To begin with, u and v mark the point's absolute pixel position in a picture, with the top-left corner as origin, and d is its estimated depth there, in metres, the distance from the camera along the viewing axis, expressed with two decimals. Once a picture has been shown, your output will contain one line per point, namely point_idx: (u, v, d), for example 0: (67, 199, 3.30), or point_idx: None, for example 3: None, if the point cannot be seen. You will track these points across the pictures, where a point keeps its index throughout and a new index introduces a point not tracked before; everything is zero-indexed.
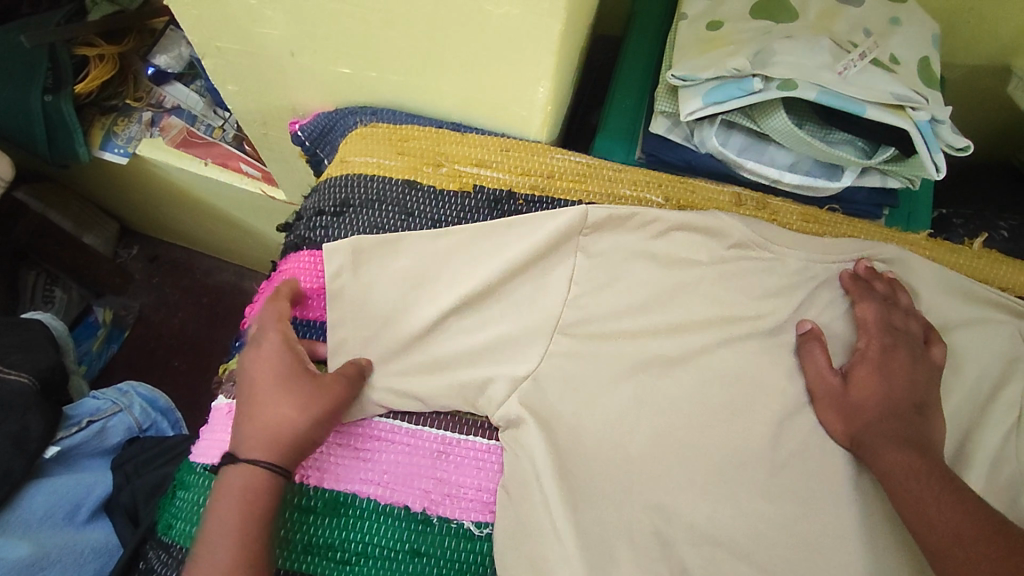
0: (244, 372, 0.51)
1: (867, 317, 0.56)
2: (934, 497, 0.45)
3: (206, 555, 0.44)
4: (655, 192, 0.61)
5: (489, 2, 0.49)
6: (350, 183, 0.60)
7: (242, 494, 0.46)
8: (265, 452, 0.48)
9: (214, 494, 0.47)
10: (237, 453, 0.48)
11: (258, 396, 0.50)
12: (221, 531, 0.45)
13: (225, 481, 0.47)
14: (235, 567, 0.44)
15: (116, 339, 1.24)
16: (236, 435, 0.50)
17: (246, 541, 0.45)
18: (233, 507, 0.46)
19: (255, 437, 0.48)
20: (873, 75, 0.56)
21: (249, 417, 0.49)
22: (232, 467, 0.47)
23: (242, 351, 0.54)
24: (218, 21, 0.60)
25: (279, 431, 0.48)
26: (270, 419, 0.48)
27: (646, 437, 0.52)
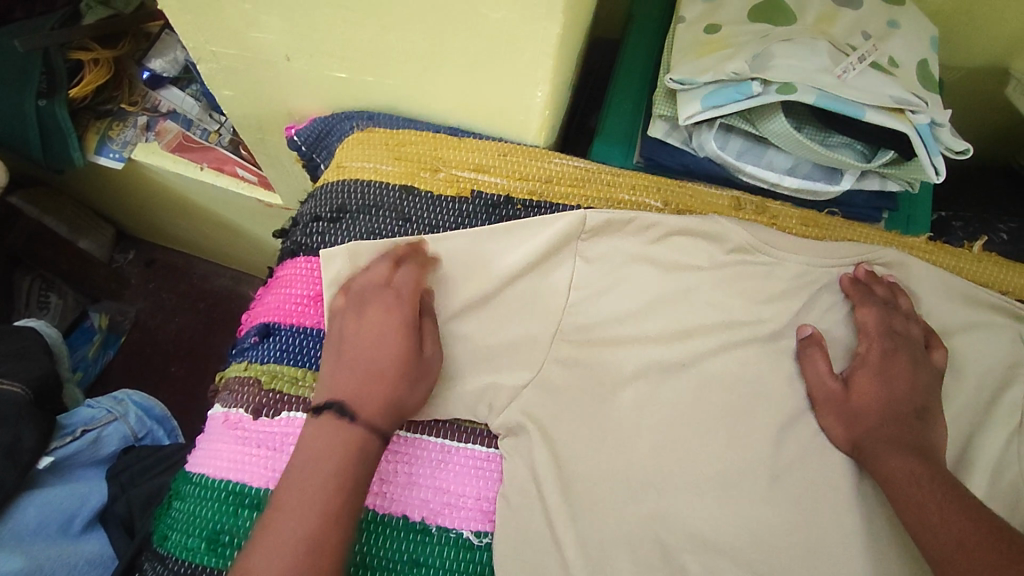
0: (374, 330, 0.50)
1: (867, 321, 0.55)
2: (935, 503, 0.44)
3: (292, 496, 0.43)
4: (653, 196, 0.61)
5: (487, 6, 0.49)
6: (346, 189, 0.60)
7: (343, 447, 0.45)
8: (378, 419, 0.47)
9: (332, 438, 0.45)
10: (352, 412, 0.46)
11: (382, 359, 0.49)
12: (319, 475, 0.44)
13: (335, 431, 0.46)
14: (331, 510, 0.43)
15: (111, 345, 1.23)
16: (347, 386, 0.48)
17: (338, 490, 0.44)
18: (333, 457, 0.45)
19: (371, 399, 0.47)
20: (873, 78, 0.56)
21: (373, 377, 0.48)
22: (342, 421, 0.46)
23: (369, 301, 0.51)
24: (213, 25, 0.60)
25: (393, 400, 0.48)
26: (389, 388, 0.48)
27: (646, 444, 0.52)
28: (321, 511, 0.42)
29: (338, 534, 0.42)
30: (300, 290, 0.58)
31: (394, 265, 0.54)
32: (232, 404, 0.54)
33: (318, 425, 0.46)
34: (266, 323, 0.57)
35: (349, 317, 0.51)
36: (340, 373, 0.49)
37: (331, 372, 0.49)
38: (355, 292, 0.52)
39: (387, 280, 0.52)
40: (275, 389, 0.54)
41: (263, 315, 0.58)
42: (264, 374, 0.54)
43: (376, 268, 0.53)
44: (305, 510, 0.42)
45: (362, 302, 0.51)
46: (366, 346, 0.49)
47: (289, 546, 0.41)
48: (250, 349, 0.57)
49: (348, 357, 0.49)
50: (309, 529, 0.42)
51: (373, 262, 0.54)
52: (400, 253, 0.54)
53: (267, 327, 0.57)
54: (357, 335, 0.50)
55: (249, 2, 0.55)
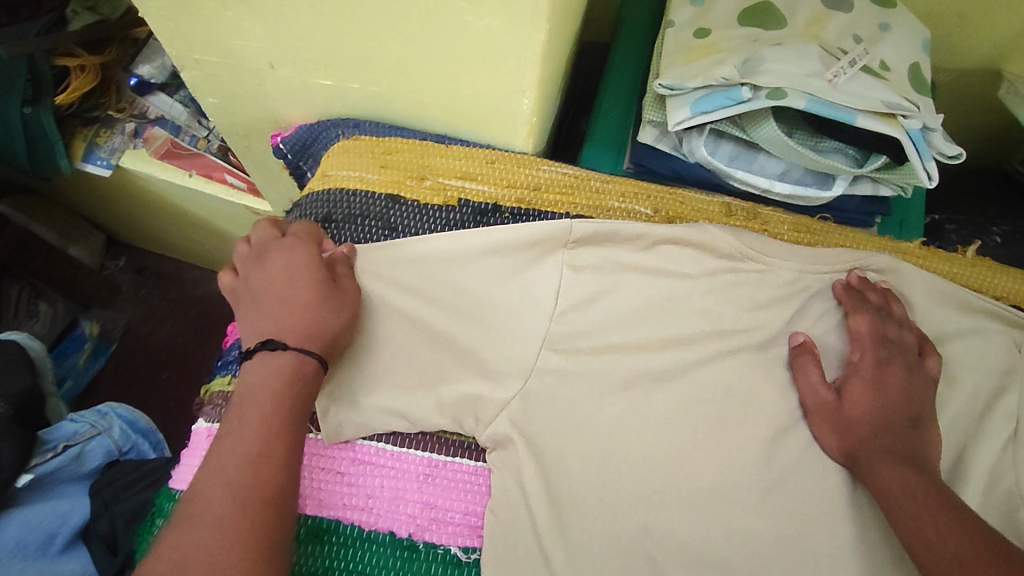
0: (280, 270, 0.51)
1: (860, 329, 0.55)
2: (930, 514, 0.44)
3: (232, 426, 0.45)
4: (643, 203, 0.60)
5: (470, 13, 0.48)
6: (333, 198, 0.59)
7: (271, 375, 0.46)
8: (307, 341, 0.48)
9: (247, 380, 0.47)
10: (278, 340, 0.48)
11: (295, 290, 0.50)
12: (250, 403, 0.45)
13: (255, 369, 0.47)
14: (262, 439, 0.44)
15: (102, 353, 1.22)
16: (270, 324, 0.49)
17: (275, 415, 0.45)
18: (265, 386, 0.46)
19: (295, 326, 0.48)
20: (864, 83, 0.55)
21: (286, 308, 0.49)
22: (271, 352, 0.47)
23: (267, 252, 0.53)
24: (195, 33, 0.59)
25: (318, 322, 0.49)
26: (314, 312, 0.49)
27: (635, 455, 0.51)
28: (262, 436, 0.44)
29: (281, 456, 0.44)
30: None
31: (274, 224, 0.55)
32: (215, 419, 0.53)
33: (255, 365, 0.47)
34: None
35: (253, 272, 0.52)
36: (256, 318, 0.50)
37: (254, 320, 0.50)
38: (251, 252, 0.54)
39: (271, 235, 0.54)
40: None
41: None
42: None
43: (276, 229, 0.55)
44: (246, 435, 0.44)
45: (262, 256, 0.53)
46: (275, 285, 0.51)
47: (232, 467, 0.42)
48: (233, 363, 0.56)
49: (262, 302, 0.50)
50: (252, 452, 0.43)
51: (255, 226, 0.55)
52: (311, 228, 0.55)
53: None
54: (263, 284, 0.51)
55: (232, 10, 0.54)
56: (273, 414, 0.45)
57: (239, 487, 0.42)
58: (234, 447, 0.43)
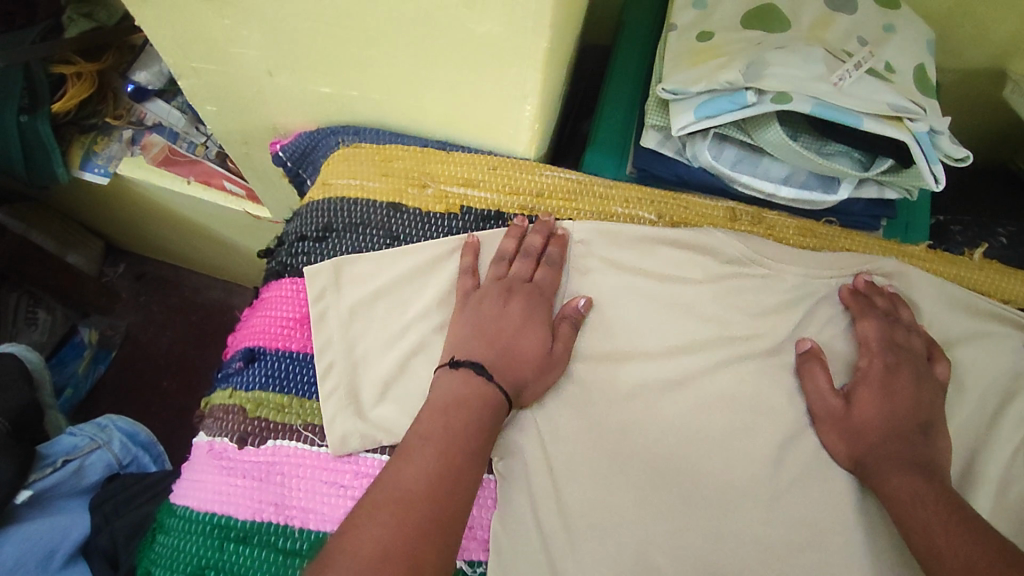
0: (515, 313, 0.52)
1: (868, 334, 0.54)
2: (941, 524, 0.43)
3: (439, 429, 0.45)
4: (647, 208, 0.60)
5: (471, 19, 0.47)
6: (333, 207, 0.58)
7: (485, 405, 0.47)
8: (510, 385, 0.49)
9: (466, 387, 0.48)
10: (489, 371, 0.49)
11: (520, 339, 0.51)
12: (465, 415, 0.46)
13: (468, 384, 0.48)
14: (463, 446, 0.44)
15: (102, 360, 1.21)
16: (485, 352, 0.50)
17: (475, 440, 0.45)
18: (469, 406, 0.46)
19: (507, 366, 0.49)
20: (869, 86, 0.55)
21: (514, 354, 0.50)
22: (479, 377, 0.48)
23: (513, 292, 0.53)
24: (192, 41, 0.58)
25: (534, 381, 0.50)
26: (533, 373, 0.50)
27: (644, 466, 0.50)
28: (469, 454, 0.44)
29: (473, 477, 0.43)
30: (286, 313, 0.57)
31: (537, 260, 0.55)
32: (216, 432, 0.52)
33: (457, 376, 0.48)
34: (249, 346, 0.56)
35: (487, 296, 0.53)
36: (472, 338, 0.51)
37: (461, 339, 0.51)
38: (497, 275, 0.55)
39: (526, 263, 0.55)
40: (261, 417, 0.52)
41: (246, 338, 0.57)
42: (250, 402, 0.53)
43: (509, 268, 0.55)
44: (451, 443, 0.44)
45: (505, 290, 0.53)
46: (502, 322, 0.51)
47: (431, 465, 0.42)
48: (234, 376, 0.55)
49: (480, 330, 0.51)
50: (453, 457, 0.43)
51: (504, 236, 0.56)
52: (520, 222, 0.57)
53: (251, 352, 0.55)
54: (494, 307, 0.52)
55: (229, 18, 0.54)
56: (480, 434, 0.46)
57: (433, 490, 0.41)
58: (440, 439, 0.44)
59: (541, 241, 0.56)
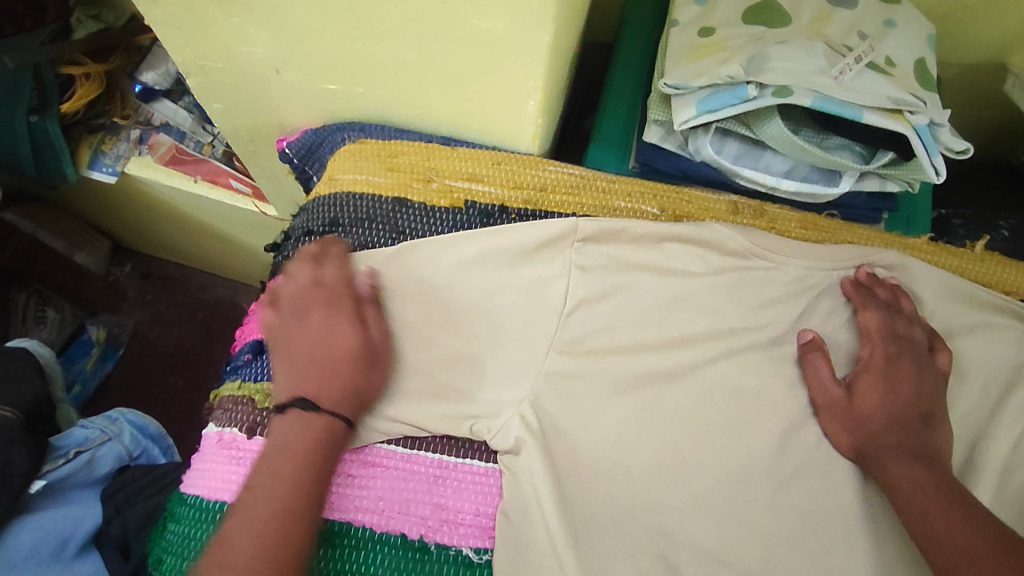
0: (318, 326, 0.51)
1: (870, 325, 0.54)
2: (940, 511, 0.43)
3: (263, 482, 0.45)
4: (650, 202, 0.60)
5: (476, 16, 0.48)
6: (339, 201, 0.59)
7: (308, 445, 0.47)
8: (343, 404, 0.49)
9: (280, 433, 0.47)
10: (315, 402, 0.48)
11: (333, 354, 0.50)
12: (285, 464, 0.45)
13: (296, 424, 0.47)
14: (284, 496, 0.44)
15: (110, 357, 1.21)
16: (309, 381, 0.49)
17: (306, 489, 0.45)
18: (294, 447, 0.46)
19: (334, 386, 0.49)
20: (870, 79, 0.55)
21: (333, 369, 0.49)
22: (305, 412, 0.47)
23: (308, 302, 0.52)
24: (201, 39, 0.59)
25: (361, 391, 0.50)
26: (362, 380, 0.50)
27: (646, 456, 0.51)
28: (304, 502, 0.45)
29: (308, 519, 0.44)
30: None
31: (320, 263, 0.55)
32: (226, 423, 0.53)
33: (282, 423, 0.48)
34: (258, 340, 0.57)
35: (289, 324, 0.52)
36: (294, 375, 0.50)
37: (287, 373, 0.50)
38: (292, 293, 0.53)
39: (313, 278, 0.54)
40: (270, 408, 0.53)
41: (255, 332, 0.58)
42: (258, 393, 0.54)
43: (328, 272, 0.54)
44: (278, 497, 0.44)
45: (302, 307, 0.52)
46: (314, 343, 0.50)
47: (259, 528, 0.42)
48: (243, 367, 0.56)
49: (305, 358, 0.50)
50: (288, 515, 0.44)
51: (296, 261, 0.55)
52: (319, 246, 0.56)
53: (260, 344, 0.56)
54: (302, 335, 0.51)
55: (236, 16, 0.55)
56: (305, 474, 0.45)
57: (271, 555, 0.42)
58: (261, 502, 0.44)
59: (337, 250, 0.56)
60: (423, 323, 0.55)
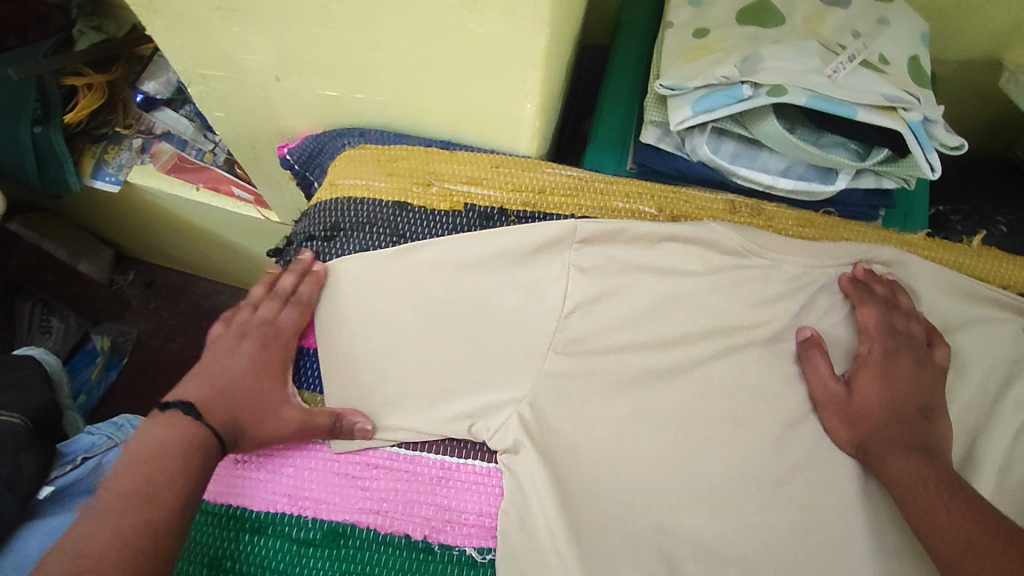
0: (242, 356, 0.53)
1: (868, 321, 0.55)
2: (942, 505, 0.43)
3: (130, 477, 0.45)
4: (648, 202, 0.61)
5: (472, 21, 0.49)
6: (340, 206, 0.60)
7: (189, 439, 0.48)
8: (223, 423, 0.50)
9: (153, 435, 0.48)
10: (198, 410, 0.49)
11: (241, 384, 0.52)
12: (153, 463, 0.46)
13: (172, 428, 0.48)
14: (142, 491, 0.44)
15: (114, 366, 1.22)
16: (202, 391, 0.51)
17: (183, 480, 0.46)
18: (163, 450, 0.47)
19: (226, 408, 0.50)
20: (863, 77, 0.56)
21: (232, 396, 0.51)
22: (183, 418, 0.48)
23: (241, 328, 0.55)
24: (201, 48, 0.60)
25: (253, 430, 0.51)
26: (249, 420, 0.51)
27: (645, 453, 0.51)
28: (166, 485, 0.45)
29: (173, 497, 0.45)
30: None
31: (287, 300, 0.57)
32: None
33: (163, 416, 0.49)
34: None
35: (220, 344, 0.55)
36: (191, 383, 0.51)
37: (191, 379, 0.52)
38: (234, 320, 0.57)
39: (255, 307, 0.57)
40: None
41: None
42: None
43: (262, 307, 0.56)
44: (136, 490, 0.44)
45: (239, 334, 0.55)
46: (228, 364, 0.53)
47: (109, 521, 0.42)
48: None
49: (206, 374, 0.52)
50: (154, 486, 0.45)
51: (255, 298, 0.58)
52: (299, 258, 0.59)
53: None
54: (223, 358, 0.53)
55: (237, 25, 0.56)
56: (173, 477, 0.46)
57: (128, 528, 0.42)
58: (116, 494, 0.44)
59: (294, 281, 0.57)
60: (414, 313, 0.56)
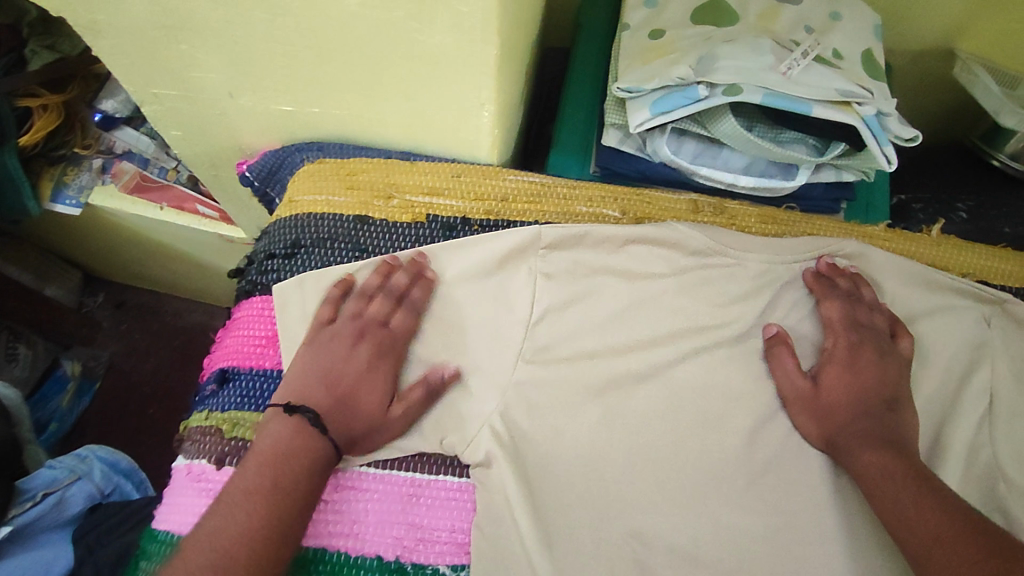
0: (360, 362, 0.52)
1: (832, 315, 0.55)
2: (911, 498, 0.43)
3: (260, 482, 0.44)
4: (611, 206, 0.61)
5: (421, 32, 0.48)
6: (300, 223, 0.59)
7: (315, 451, 0.47)
8: (343, 435, 0.49)
9: (277, 437, 0.47)
10: (323, 423, 0.48)
11: (358, 394, 0.51)
12: (286, 468, 0.45)
13: (297, 435, 0.47)
14: (275, 495, 0.44)
15: (87, 392, 1.19)
16: (320, 399, 0.50)
17: (308, 487, 0.46)
18: (291, 454, 0.46)
19: (346, 421, 0.49)
20: (817, 72, 0.56)
21: (351, 408, 0.50)
22: (310, 427, 0.48)
23: (363, 331, 0.53)
24: (151, 68, 0.59)
25: (366, 436, 0.50)
26: (364, 431, 0.50)
27: (617, 458, 0.51)
28: (297, 488, 0.45)
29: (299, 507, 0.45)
30: (258, 331, 0.56)
31: (402, 305, 0.55)
32: (197, 453, 0.50)
33: (291, 423, 0.48)
34: (226, 366, 0.54)
35: (337, 338, 0.53)
36: (309, 380, 0.51)
37: (301, 375, 0.51)
38: (349, 314, 0.54)
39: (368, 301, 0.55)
40: (237, 436, 0.50)
41: (222, 360, 0.55)
42: (227, 422, 0.51)
43: (374, 303, 0.54)
44: (268, 491, 0.44)
45: (356, 333, 0.53)
46: (346, 369, 0.51)
47: (244, 522, 0.42)
48: (210, 399, 0.53)
49: (322, 374, 0.51)
50: (284, 489, 0.44)
51: (370, 292, 0.55)
52: (389, 258, 0.56)
53: (224, 374, 0.54)
54: (342, 360, 0.52)
55: (185, 43, 0.55)
56: (299, 485, 0.45)
57: (257, 529, 0.42)
58: (242, 496, 0.43)
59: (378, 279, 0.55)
60: None
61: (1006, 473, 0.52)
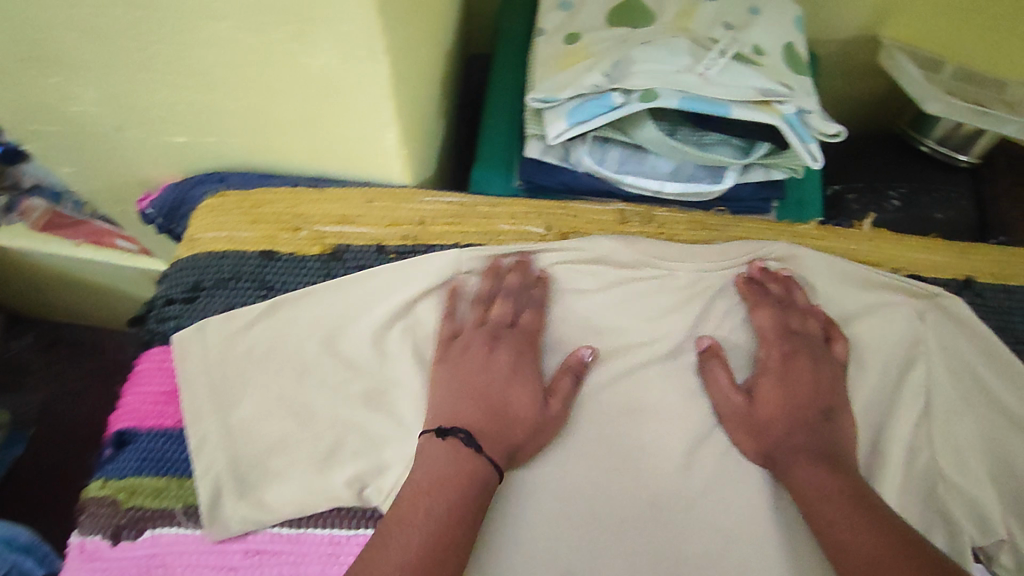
0: (502, 366, 0.50)
1: (764, 326, 0.54)
2: (846, 519, 0.42)
3: (416, 514, 0.41)
4: (535, 221, 0.58)
5: (305, 53, 0.45)
6: (201, 263, 0.55)
7: (478, 473, 0.44)
8: (500, 451, 0.46)
9: (434, 462, 0.44)
10: (477, 441, 0.46)
11: (509, 399, 0.49)
12: (446, 497, 0.42)
13: (451, 459, 0.44)
14: (439, 527, 0.41)
15: (16, 443, 1.05)
16: (473, 416, 0.47)
17: (467, 516, 0.42)
18: (449, 482, 0.43)
19: (504, 431, 0.47)
20: (736, 71, 0.54)
21: (506, 416, 0.48)
22: (468, 448, 0.45)
23: (498, 338, 0.51)
24: (25, 103, 0.54)
25: (529, 441, 0.48)
26: (522, 433, 0.48)
27: (552, 492, 0.48)
28: (466, 518, 0.42)
29: (465, 540, 0.41)
30: (157, 387, 0.51)
31: (522, 298, 0.53)
32: (92, 530, 0.46)
33: (445, 447, 0.45)
34: (124, 427, 0.49)
35: (472, 348, 0.51)
36: (458, 400, 0.48)
37: (444, 398, 0.48)
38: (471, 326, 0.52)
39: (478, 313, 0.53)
40: (135, 506, 0.46)
41: (121, 421, 0.50)
42: (123, 491, 0.47)
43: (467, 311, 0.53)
44: (427, 524, 0.41)
45: (491, 338, 0.51)
46: (489, 377, 0.49)
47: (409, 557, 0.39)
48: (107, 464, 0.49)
49: (467, 386, 0.49)
50: (444, 518, 0.41)
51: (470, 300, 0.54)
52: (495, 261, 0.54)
53: (121, 437, 0.49)
54: (484, 368, 0.49)
55: (55, 76, 0.50)
56: (459, 515, 0.42)
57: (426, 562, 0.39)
58: (405, 532, 0.40)
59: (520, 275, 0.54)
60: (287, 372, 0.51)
61: (946, 476, 0.51)
